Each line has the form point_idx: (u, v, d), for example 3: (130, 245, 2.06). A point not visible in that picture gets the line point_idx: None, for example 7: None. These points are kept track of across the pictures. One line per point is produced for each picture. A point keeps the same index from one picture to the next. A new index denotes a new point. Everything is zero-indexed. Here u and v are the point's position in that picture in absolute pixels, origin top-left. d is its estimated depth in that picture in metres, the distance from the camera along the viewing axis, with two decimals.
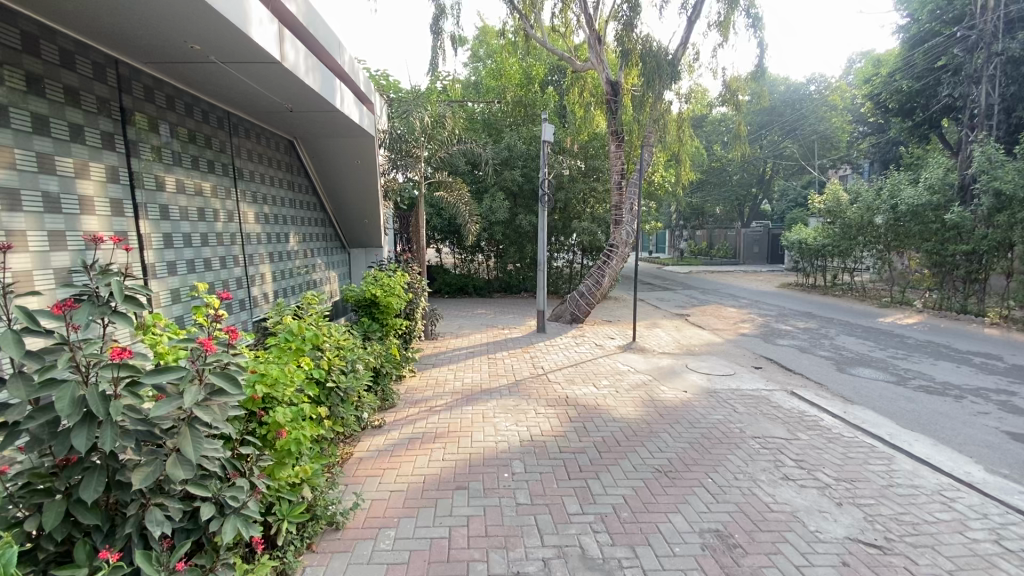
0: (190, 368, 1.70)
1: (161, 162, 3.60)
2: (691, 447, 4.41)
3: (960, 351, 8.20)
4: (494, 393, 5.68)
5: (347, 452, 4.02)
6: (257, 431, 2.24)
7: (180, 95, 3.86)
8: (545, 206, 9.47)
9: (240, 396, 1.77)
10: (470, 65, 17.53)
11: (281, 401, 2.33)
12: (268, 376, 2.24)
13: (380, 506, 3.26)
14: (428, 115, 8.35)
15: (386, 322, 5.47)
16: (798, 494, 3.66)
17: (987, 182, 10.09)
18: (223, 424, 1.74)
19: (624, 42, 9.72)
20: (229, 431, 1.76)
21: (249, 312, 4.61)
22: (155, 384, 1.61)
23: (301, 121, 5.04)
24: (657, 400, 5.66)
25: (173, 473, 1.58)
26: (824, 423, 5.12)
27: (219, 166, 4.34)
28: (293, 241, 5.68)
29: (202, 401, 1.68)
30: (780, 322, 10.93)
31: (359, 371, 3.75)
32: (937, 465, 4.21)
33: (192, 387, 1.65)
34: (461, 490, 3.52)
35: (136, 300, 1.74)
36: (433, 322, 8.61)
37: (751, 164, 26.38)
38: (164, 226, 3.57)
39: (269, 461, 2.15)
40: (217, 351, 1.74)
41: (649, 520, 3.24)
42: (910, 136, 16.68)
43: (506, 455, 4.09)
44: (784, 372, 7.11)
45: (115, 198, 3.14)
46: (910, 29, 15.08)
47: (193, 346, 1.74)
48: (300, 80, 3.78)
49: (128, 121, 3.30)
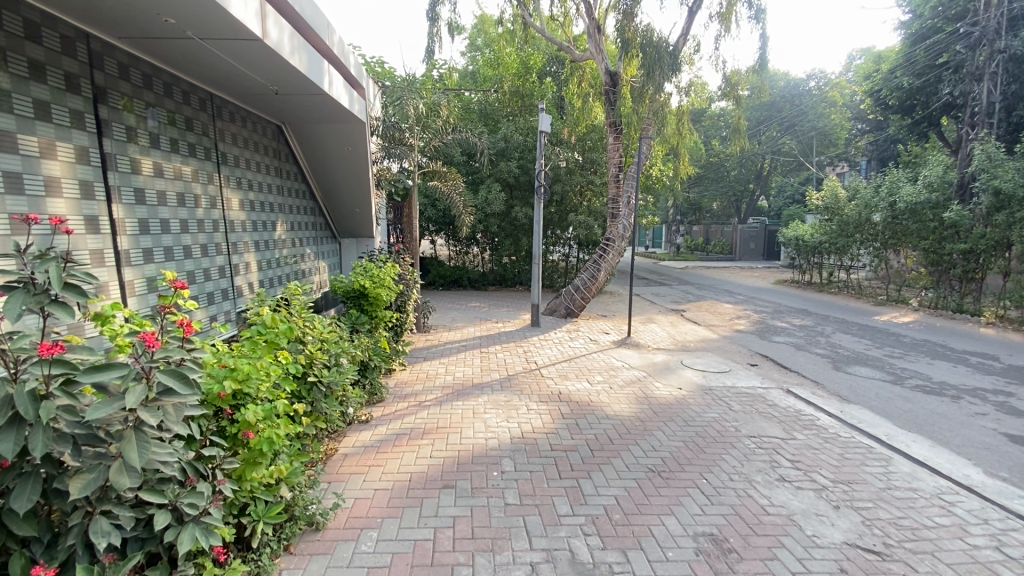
0: (134, 365, 1.56)
1: (136, 144, 3.42)
2: (686, 446, 4.31)
3: (957, 350, 8.15)
4: (485, 388, 5.55)
5: (331, 448, 3.90)
6: (227, 430, 2.11)
7: (159, 74, 3.68)
8: (540, 196, 9.20)
9: (194, 396, 1.63)
10: (467, 55, 17.28)
11: (254, 397, 2.20)
12: (238, 372, 2.11)
13: (364, 506, 3.15)
14: (422, 103, 8.16)
15: (375, 315, 5.34)
16: (794, 497, 3.57)
17: (987, 180, 10.00)
18: (176, 426, 1.60)
19: (624, 31, 9.52)
20: (183, 433, 1.63)
21: (233, 302, 4.49)
22: (93, 383, 1.48)
23: (288, 105, 4.86)
24: (651, 397, 5.56)
25: (116, 482, 1.44)
26: (821, 423, 5.03)
27: (201, 150, 4.17)
28: (281, 230, 5.52)
29: (150, 402, 1.55)
30: (776, 319, 10.86)
31: (344, 366, 3.62)
32: (935, 467, 4.14)
33: (137, 385, 1.51)
34: (448, 490, 3.40)
35: (79, 288, 1.62)
36: (425, 314, 8.48)
37: (749, 159, 26.22)
38: (140, 212, 3.40)
39: (236, 464, 2.03)
40: (165, 346, 1.60)
41: (642, 522, 3.14)
42: (909, 133, 16.59)
43: (495, 453, 3.97)
44: (779, 370, 7.02)
45: (84, 180, 2.98)
46: (912, 25, 14.92)
47: (137, 342, 1.60)
48: (284, 61, 3.60)
49: (100, 99, 3.12)
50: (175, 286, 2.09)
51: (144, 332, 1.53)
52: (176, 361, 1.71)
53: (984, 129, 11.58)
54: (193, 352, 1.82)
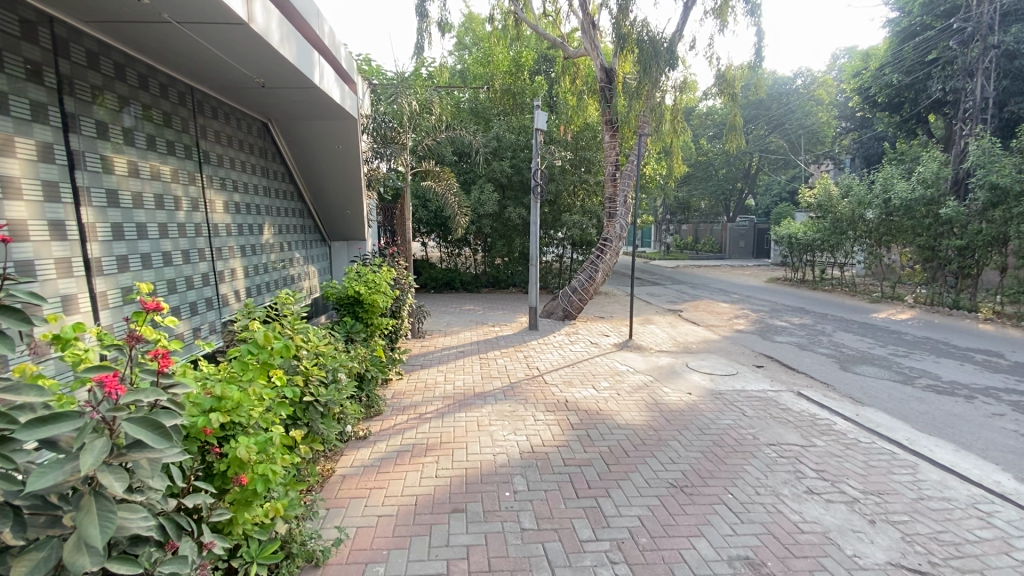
0: (91, 416, 1.28)
1: (107, 140, 3.09)
2: (705, 456, 4.08)
3: (960, 348, 8.08)
4: (488, 397, 5.28)
5: (328, 470, 3.60)
6: (214, 468, 1.82)
7: (133, 63, 3.35)
8: (537, 196, 8.96)
9: (172, 448, 1.35)
10: (454, 54, 16.99)
11: (245, 427, 1.90)
12: (227, 401, 1.80)
13: (367, 536, 2.86)
14: (415, 100, 7.85)
15: (371, 322, 5.05)
16: (826, 512, 3.35)
17: (983, 176, 9.99)
18: (154, 483, 1.33)
19: (619, 27, 9.28)
20: (161, 487, 1.35)
21: (218, 312, 4.17)
22: (37, 440, 1.19)
23: (275, 100, 4.56)
24: (661, 403, 5.33)
25: (72, 561, 1.14)
26: (839, 427, 4.84)
27: (180, 148, 3.84)
28: (268, 234, 5.20)
29: (114, 461, 1.26)
30: (775, 318, 10.75)
31: (342, 382, 3.33)
32: (964, 474, 3.97)
33: (97, 440, 1.22)
34: (458, 514, 3.13)
35: (18, 314, 1.35)
36: (420, 319, 8.19)
37: (738, 157, 26.24)
38: (113, 215, 3.07)
39: (226, 514, 1.74)
40: (131, 391, 1.32)
41: (671, 546, 2.90)
42: (897, 130, 16.66)
43: (506, 470, 3.70)
44: (787, 371, 6.85)
45: (48, 180, 2.64)
46: (901, 23, 14.99)
47: (96, 387, 1.32)
48: (273, 49, 3.30)
49: (66, 90, 2.78)
50: (147, 307, 1.78)
51: (106, 377, 1.25)
52: (148, 404, 1.44)
53: (977, 125, 11.63)
54: (172, 389, 1.56)
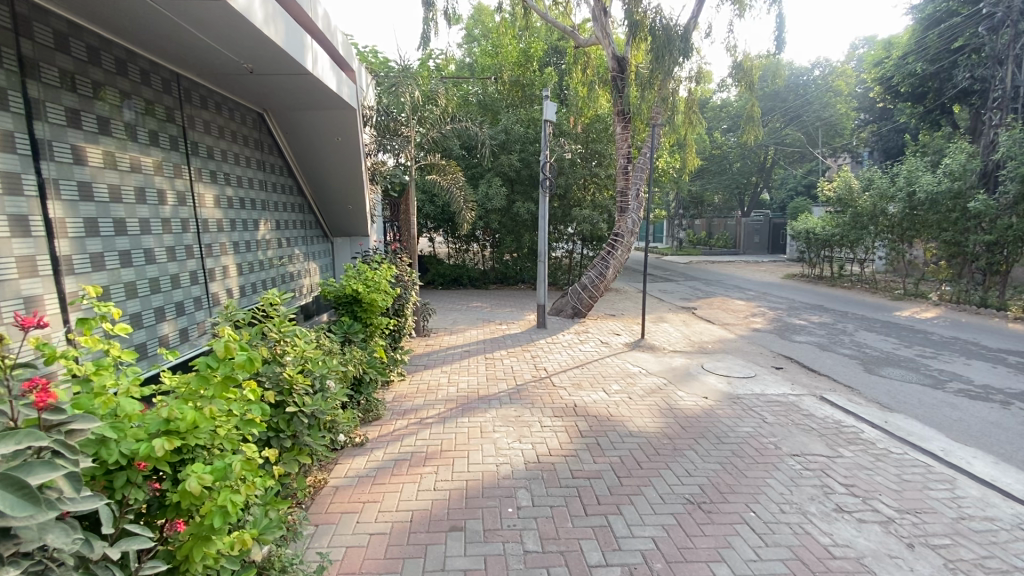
0: None
1: (79, 130, 2.87)
2: (723, 469, 3.80)
3: (991, 349, 7.67)
4: (493, 401, 5.03)
5: (319, 480, 3.39)
6: (168, 498, 1.59)
7: (109, 46, 3.13)
8: (546, 189, 8.63)
9: (55, 509, 1.14)
10: (464, 47, 16.71)
11: (206, 451, 1.69)
12: (178, 423, 1.57)
13: (356, 558, 2.64)
14: (418, 90, 7.57)
15: (369, 322, 4.81)
16: (859, 534, 3.06)
17: (1015, 168, 9.49)
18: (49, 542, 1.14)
19: (632, 14, 8.90)
20: (61, 543, 1.16)
21: (208, 312, 3.97)
22: None
23: (266, 87, 4.33)
24: (675, 408, 5.04)
25: None
26: (867, 436, 4.52)
27: (165, 138, 3.62)
28: (264, 230, 4.98)
29: None
30: (793, 316, 10.36)
31: (333, 389, 3.09)
32: (1007, 490, 3.65)
33: None
34: (456, 533, 2.89)
35: None
36: (425, 318, 7.97)
37: (753, 150, 25.63)
38: (86, 210, 2.85)
39: (163, 563, 1.49)
40: None
41: (688, 573, 2.63)
42: (920, 122, 16.07)
43: (509, 482, 3.46)
44: (807, 373, 6.52)
45: (9, 171, 2.42)
46: (925, 10, 14.45)
47: None
48: (256, 30, 3.06)
49: (29, 73, 2.55)
50: (25, 325, 1.50)
51: None
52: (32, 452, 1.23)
53: (1009, 114, 11.09)
54: (69, 427, 1.34)
